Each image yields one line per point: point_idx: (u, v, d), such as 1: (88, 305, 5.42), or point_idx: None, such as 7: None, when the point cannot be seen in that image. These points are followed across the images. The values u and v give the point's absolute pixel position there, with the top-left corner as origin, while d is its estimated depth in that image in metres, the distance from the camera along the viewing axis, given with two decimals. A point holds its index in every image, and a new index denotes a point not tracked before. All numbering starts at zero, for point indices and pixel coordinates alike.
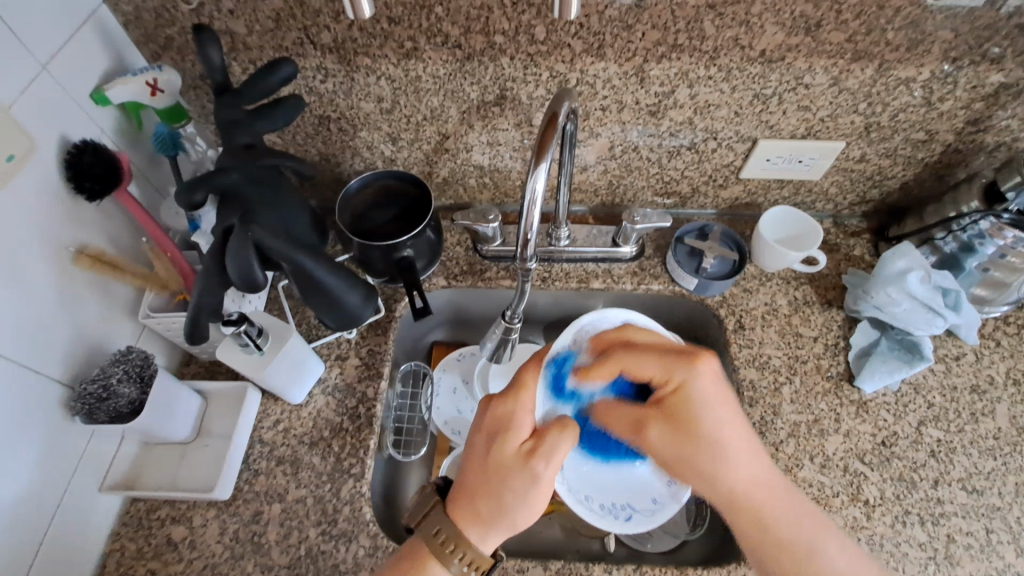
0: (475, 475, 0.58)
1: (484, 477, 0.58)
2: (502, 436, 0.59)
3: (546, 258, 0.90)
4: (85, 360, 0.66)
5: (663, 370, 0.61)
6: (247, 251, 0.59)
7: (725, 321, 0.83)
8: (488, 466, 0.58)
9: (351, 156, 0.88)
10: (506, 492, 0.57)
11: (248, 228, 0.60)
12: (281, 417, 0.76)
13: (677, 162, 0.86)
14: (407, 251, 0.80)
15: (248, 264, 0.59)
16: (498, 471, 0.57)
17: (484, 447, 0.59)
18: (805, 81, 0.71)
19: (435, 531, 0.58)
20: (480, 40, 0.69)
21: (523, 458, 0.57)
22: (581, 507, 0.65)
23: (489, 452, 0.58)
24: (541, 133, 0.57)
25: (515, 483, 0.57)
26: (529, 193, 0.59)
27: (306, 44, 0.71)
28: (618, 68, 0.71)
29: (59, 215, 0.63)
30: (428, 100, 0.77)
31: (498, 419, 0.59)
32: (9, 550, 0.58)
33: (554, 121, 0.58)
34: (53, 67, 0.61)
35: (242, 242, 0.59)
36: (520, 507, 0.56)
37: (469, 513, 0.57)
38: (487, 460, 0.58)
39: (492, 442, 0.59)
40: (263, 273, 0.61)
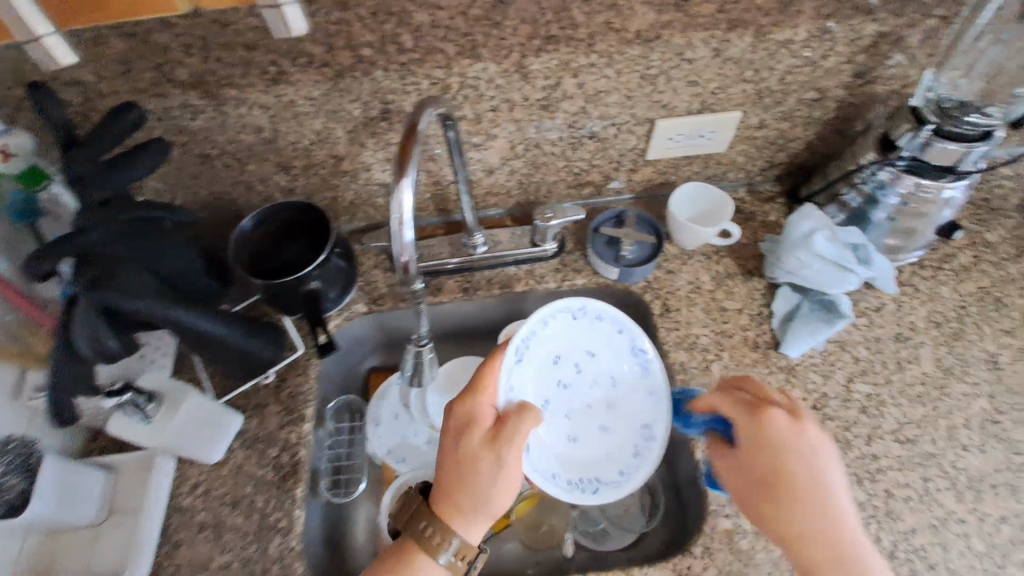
0: (442, 472, 0.58)
1: (448, 470, 0.58)
2: (468, 429, 0.59)
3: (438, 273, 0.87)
4: None
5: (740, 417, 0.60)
6: (96, 320, 0.55)
7: (652, 306, 0.82)
8: (452, 460, 0.58)
9: (246, 191, 0.83)
10: (473, 478, 0.57)
11: (95, 293, 0.55)
12: (200, 480, 0.72)
13: (582, 152, 0.84)
14: (313, 283, 0.77)
15: (97, 333, 0.55)
16: (467, 460, 0.57)
17: (449, 443, 0.60)
18: (686, 56, 0.70)
19: (422, 527, 0.57)
20: (346, 56, 0.65)
21: (490, 444, 0.58)
22: (550, 484, 0.69)
23: (458, 444, 0.59)
24: (400, 150, 0.51)
25: (486, 468, 0.57)
26: (395, 211, 0.50)
27: (165, 84, 0.66)
28: (497, 67, 0.69)
29: None
30: (310, 124, 0.73)
31: (457, 415, 0.61)
32: None
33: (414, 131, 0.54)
34: None
35: (86, 311, 0.54)
36: (496, 489, 0.57)
37: (453, 505, 0.57)
38: (450, 455, 0.59)
39: (454, 438, 0.59)
40: (118, 342, 0.57)
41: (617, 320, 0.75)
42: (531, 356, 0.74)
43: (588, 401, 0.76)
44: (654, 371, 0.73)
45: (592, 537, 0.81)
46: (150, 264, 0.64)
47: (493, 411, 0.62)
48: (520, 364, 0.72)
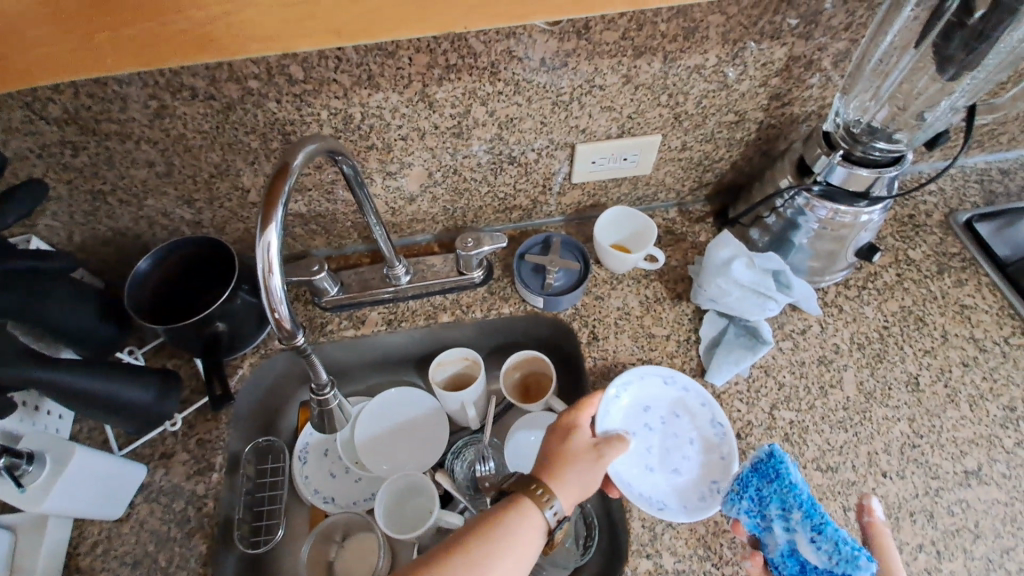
0: (575, 451, 0.62)
1: (564, 450, 0.62)
2: (572, 430, 0.65)
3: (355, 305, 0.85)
4: None
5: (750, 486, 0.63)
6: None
7: (579, 334, 0.80)
8: (581, 445, 0.63)
9: (149, 226, 0.78)
10: (592, 463, 0.61)
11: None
12: (98, 539, 0.68)
13: (505, 178, 0.82)
14: (218, 324, 0.72)
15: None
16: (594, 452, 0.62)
17: (572, 433, 0.64)
18: (597, 83, 0.68)
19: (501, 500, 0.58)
20: (233, 88, 0.62)
21: (591, 446, 0.63)
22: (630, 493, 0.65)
23: (563, 437, 0.64)
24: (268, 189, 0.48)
25: (584, 462, 0.61)
26: (261, 253, 0.47)
27: (36, 121, 0.62)
28: (399, 97, 0.66)
29: None
30: (207, 157, 0.69)
31: (563, 421, 0.66)
32: None
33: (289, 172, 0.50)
34: None
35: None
36: (587, 474, 0.61)
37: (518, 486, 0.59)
38: (584, 442, 0.64)
39: (575, 432, 0.64)
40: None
41: (682, 385, 0.71)
42: (637, 391, 0.72)
43: (655, 447, 0.69)
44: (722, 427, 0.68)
45: None
46: (19, 316, 0.60)
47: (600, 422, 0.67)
48: (630, 407, 0.71)
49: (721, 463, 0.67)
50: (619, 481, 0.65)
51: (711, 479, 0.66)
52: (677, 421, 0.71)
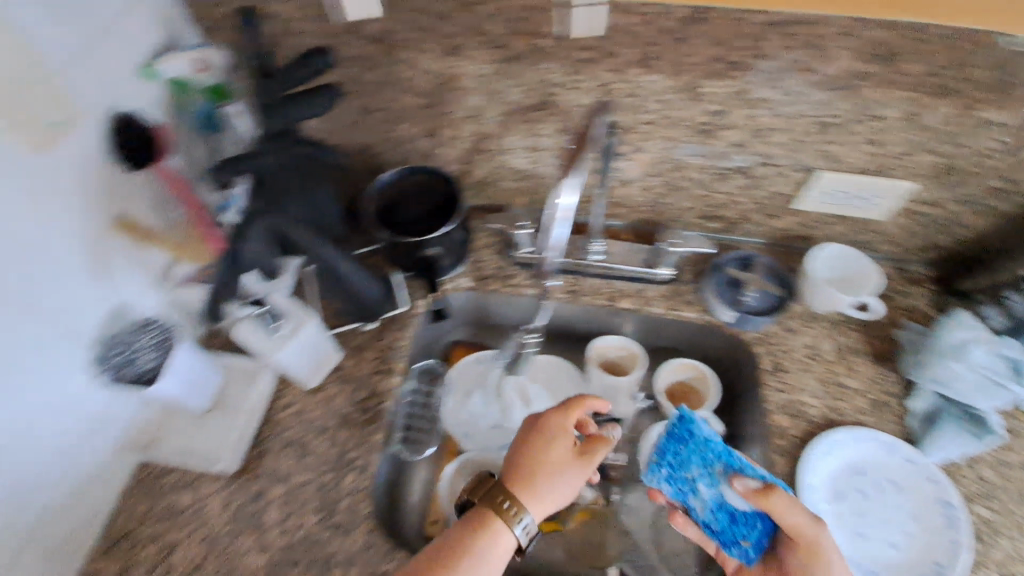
0: (545, 466, 0.61)
1: (532, 460, 0.61)
2: (551, 436, 0.63)
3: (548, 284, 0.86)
4: (110, 324, 0.67)
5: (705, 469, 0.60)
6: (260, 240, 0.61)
7: (761, 360, 0.78)
8: (548, 461, 0.61)
9: (390, 148, 0.87)
10: (567, 481, 0.61)
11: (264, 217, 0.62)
12: (294, 401, 0.78)
13: (727, 185, 0.81)
14: (431, 249, 0.79)
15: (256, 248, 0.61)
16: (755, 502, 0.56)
17: (544, 443, 0.62)
18: (876, 113, 0.65)
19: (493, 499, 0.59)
20: (525, 42, 0.66)
21: (574, 457, 0.62)
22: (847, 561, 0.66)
23: (542, 446, 0.62)
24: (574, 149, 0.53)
25: (561, 475, 0.61)
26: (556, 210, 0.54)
27: (350, 34, 0.70)
28: (670, 82, 0.67)
29: (102, 182, 0.62)
30: (469, 99, 0.75)
31: (538, 422, 0.64)
32: (14, 513, 0.58)
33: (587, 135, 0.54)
34: (111, 38, 0.61)
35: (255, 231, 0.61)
36: (566, 491, 0.61)
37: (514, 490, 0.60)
38: (555, 457, 0.61)
39: (552, 444, 0.62)
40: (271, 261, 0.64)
41: (902, 452, 0.71)
42: (848, 454, 0.72)
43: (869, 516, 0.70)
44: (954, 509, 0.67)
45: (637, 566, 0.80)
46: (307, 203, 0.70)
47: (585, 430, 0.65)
48: (844, 468, 0.72)
49: (950, 547, 0.65)
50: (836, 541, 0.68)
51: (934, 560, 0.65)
52: (898, 495, 0.70)
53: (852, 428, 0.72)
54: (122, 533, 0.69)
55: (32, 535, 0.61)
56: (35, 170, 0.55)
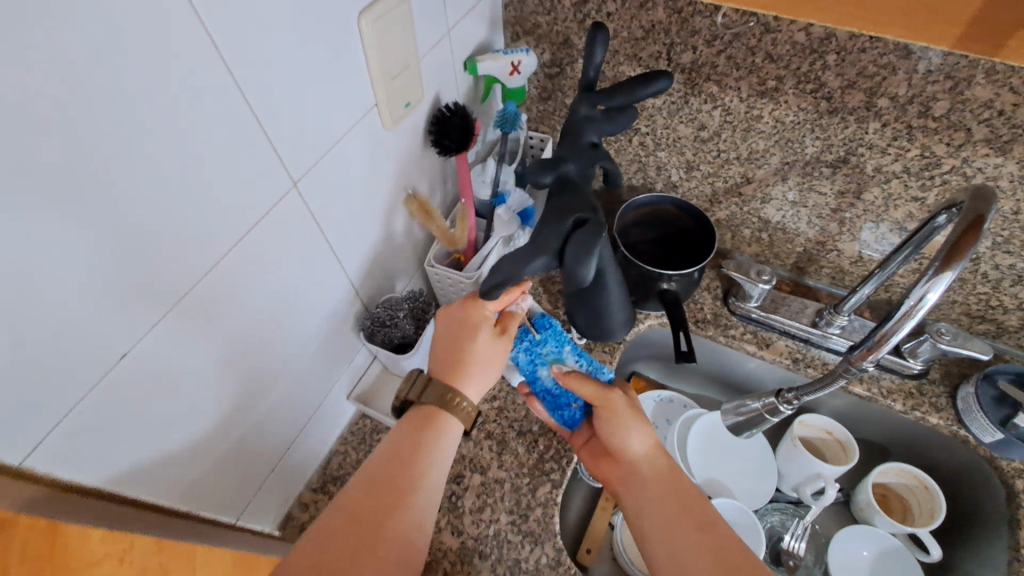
0: (461, 342, 0.61)
1: (460, 348, 0.61)
2: (470, 308, 0.62)
3: (828, 378, 0.68)
4: (380, 286, 0.73)
5: (603, 399, 0.60)
6: (591, 246, 0.55)
7: (1020, 497, 0.68)
8: (467, 338, 0.61)
9: (636, 171, 0.87)
10: (487, 365, 0.62)
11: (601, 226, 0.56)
12: (499, 395, 0.79)
13: (1022, 290, 0.71)
14: (668, 284, 0.76)
15: (586, 256, 0.56)
16: (601, 395, 0.60)
17: (456, 319, 0.63)
18: None
19: (435, 395, 0.60)
20: (857, 98, 0.62)
21: (490, 339, 0.61)
22: None
23: (461, 329, 0.62)
24: (958, 245, 0.48)
25: (483, 361, 0.61)
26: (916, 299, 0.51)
27: (660, 59, 0.70)
28: (1017, 169, 0.59)
29: (411, 159, 0.68)
30: (754, 142, 0.73)
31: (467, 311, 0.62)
32: (276, 440, 0.64)
33: (976, 227, 0.48)
34: (455, 33, 0.67)
35: (592, 234, 0.55)
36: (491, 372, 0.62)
37: (446, 372, 0.61)
38: (469, 337, 0.61)
39: (464, 322, 0.62)
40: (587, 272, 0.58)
41: None
42: None
43: None
44: None
45: None
46: None
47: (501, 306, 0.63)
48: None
49: None
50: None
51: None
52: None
53: None
54: (334, 476, 0.74)
55: (281, 461, 0.67)
56: (381, 141, 0.61)
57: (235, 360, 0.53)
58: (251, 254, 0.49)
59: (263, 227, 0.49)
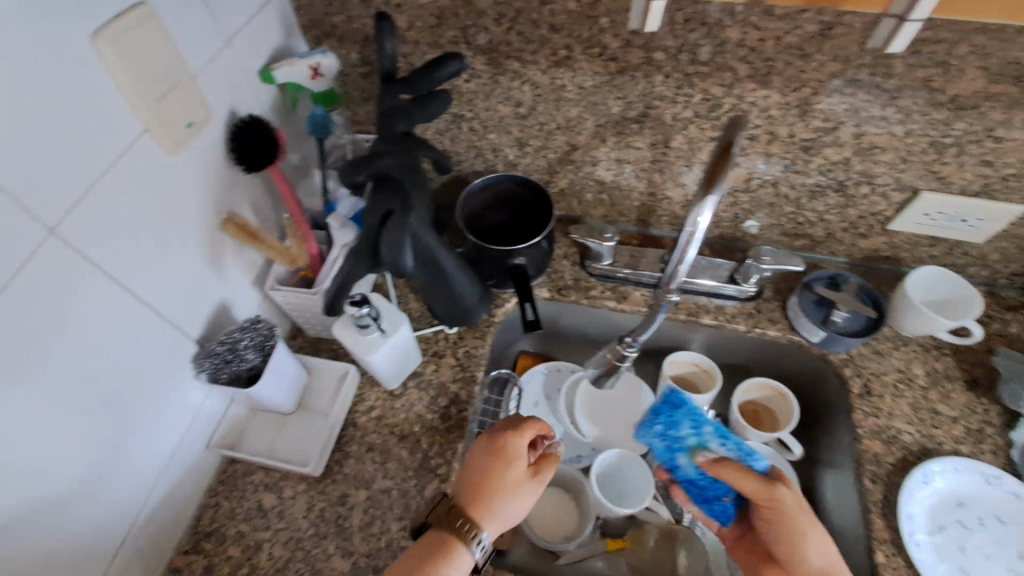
0: (484, 481, 0.57)
1: (490, 471, 0.57)
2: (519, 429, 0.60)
3: (652, 313, 0.67)
4: (214, 320, 0.68)
5: (763, 491, 0.58)
6: (404, 237, 0.57)
7: (850, 383, 0.76)
8: (495, 469, 0.58)
9: (475, 156, 0.88)
10: (506, 500, 0.57)
11: (407, 216, 0.57)
12: (376, 405, 0.77)
13: (818, 203, 0.79)
14: (519, 259, 0.78)
15: (399, 250, 0.56)
16: (765, 490, 0.58)
17: (484, 455, 0.59)
18: (996, 134, 0.63)
19: (457, 523, 0.55)
20: (637, 55, 0.66)
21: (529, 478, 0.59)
22: None
23: (500, 470, 0.58)
24: (713, 166, 0.50)
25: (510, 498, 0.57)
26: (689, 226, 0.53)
27: (460, 44, 0.70)
28: (780, 98, 0.66)
29: (217, 183, 0.64)
30: (567, 110, 0.76)
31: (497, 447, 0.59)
32: (117, 508, 0.59)
33: (726, 151, 0.51)
34: (238, 44, 0.63)
35: (400, 227, 0.56)
36: (512, 505, 0.57)
37: (483, 511, 0.56)
38: (491, 466, 0.58)
39: (489, 458, 0.58)
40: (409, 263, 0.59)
41: (1009, 488, 0.66)
42: (948, 484, 0.68)
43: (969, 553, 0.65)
44: None
45: None
46: None
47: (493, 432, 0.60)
48: (940, 498, 0.67)
49: None
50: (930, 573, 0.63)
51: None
52: (1000, 528, 0.66)
53: (951, 459, 0.68)
54: (207, 533, 0.69)
55: (133, 529, 0.62)
56: (167, 170, 0.57)
57: (29, 436, 0.48)
58: (10, 319, 0.44)
59: (19, 287, 0.45)
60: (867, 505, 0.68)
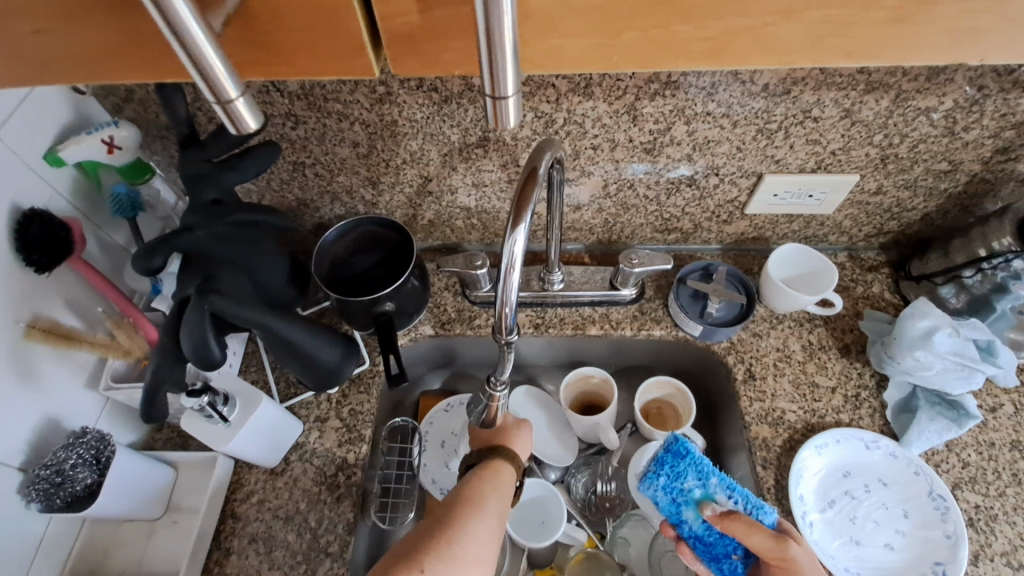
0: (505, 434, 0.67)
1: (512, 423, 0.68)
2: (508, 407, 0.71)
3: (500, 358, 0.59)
4: (40, 438, 0.61)
5: (773, 549, 0.54)
6: (205, 322, 0.52)
7: (734, 370, 0.77)
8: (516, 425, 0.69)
9: (331, 201, 0.82)
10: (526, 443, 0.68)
11: (205, 298, 0.53)
12: (255, 488, 0.71)
13: (677, 199, 0.80)
14: (387, 304, 0.74)
15: (202, 340, 0.52)
16: (777, 547, 0.54)
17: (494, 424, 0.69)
18: (813, 114, 0.65)
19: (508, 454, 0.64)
20: (457, 83, 0.64)
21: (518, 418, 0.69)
22: (843, 571, 0.63)
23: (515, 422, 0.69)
24: (519, 190, 0.51)
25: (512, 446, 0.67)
26: (506, 257, 0.51)
27: (272, 92, 0.66)
28: (608, 107, 0.65)
29: (8, 289, 0.57)
30: (407, 144, 0.72)
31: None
32: None
33: (534, 175, 0.52)
34: (5, 132, 0.56)
35: (197, 315, 0.52)
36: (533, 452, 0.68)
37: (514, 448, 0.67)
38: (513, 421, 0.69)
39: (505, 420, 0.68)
40: (221, 350, 0.54)
41: (889, 450, 0.68)
42: (833, 457, 0.69)
43: (859, 523, 0.66)
44: (948, 503, 0.64)
45: None
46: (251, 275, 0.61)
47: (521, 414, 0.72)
48: (828, 472, 0.69)
49: (946, 543, 0.63)
50: (824, 553, 0.64)
51: (934, 559, 0.62)
52: (886, 491, 0.67)
53: (831, 432, 0.70)
54: None
55: None
56: None
57: None
58: None
59: None
60: (762, 492, 0.68)
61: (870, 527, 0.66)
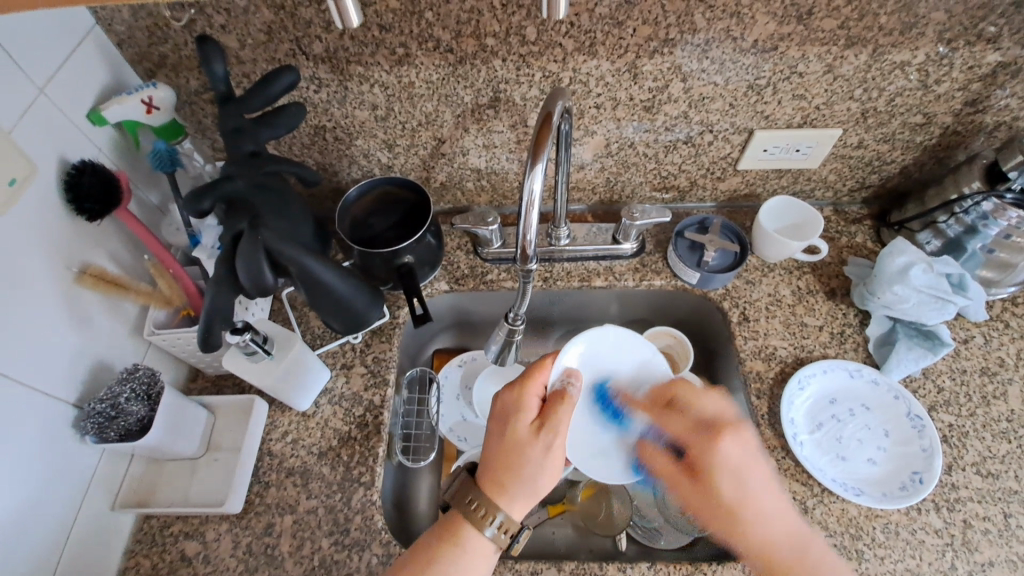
0: (497, 454, 0.60)
1: (507, 448, 0.60)
2: (512, 419, 0.61)
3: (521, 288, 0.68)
4: (93, 376, 0.66)
5: (691, 436, 0.63)
6: (258, 255, 0.58)
7: (729, 314, 0.83)
8: (509, 443, 0.60)
9: (348, 164, 0.87)
10: (524, 463, 0.59)
11: (258, 232, 0.59)
12: (290, 428, 0.76)
13: (674, 157, 0.85)
14: (407, 257, 0.79)
15: (258, 269, 0.58)
16: (687, 431, 0.64)
17: (501, 429, 0.62)
18: (799, 69, 0.71)
19: (469, 499, 0.59)
20: (471, 44, 0.69)
21: (535, 435, 0.60)
22: (830, 480, 0.69)
23: (507, 431, 0.61)
24: (536, 133, 0.56)
25: (526, 464, 0.59)
26: (526, 194, 0.57)
27: (299, 57, 0.70)
28: (610, 66, 0.71)
29: (60, 237, 0.61)
30: (422, 106, 0.77)
31: (516, 400, 0.62)
32: None
33: (548, 121, 0.57)
34: (50, 89, 0.60)
35: (252, 248, 0.58)
36: (539, 473, 0.59)
37: (492, 482, 0.59)
38: (506, 441, 0.60)
39: (506, 425, 0.61)
40: (273, 278, 0.61)
41: (874, 379, 0.75)
42: (820, 385, 0.76)
43: (845, 442, 0.73)
44: (924, 420, 0.71)
45: (644, 532, 0.81)
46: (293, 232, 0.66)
47: (537, 402, 0.62)
48: (815, 400, 0.76)
49: (923, 455, 0.69)
50: (812, 466, 0.71)
51: (912, 470, 0.69)
52: (868, 414, 0.74)
53: (818, 363, 0.77)
54: None
55: None
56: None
57: None
58: None
59: None
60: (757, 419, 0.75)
61: (856, 446, 0.73)
